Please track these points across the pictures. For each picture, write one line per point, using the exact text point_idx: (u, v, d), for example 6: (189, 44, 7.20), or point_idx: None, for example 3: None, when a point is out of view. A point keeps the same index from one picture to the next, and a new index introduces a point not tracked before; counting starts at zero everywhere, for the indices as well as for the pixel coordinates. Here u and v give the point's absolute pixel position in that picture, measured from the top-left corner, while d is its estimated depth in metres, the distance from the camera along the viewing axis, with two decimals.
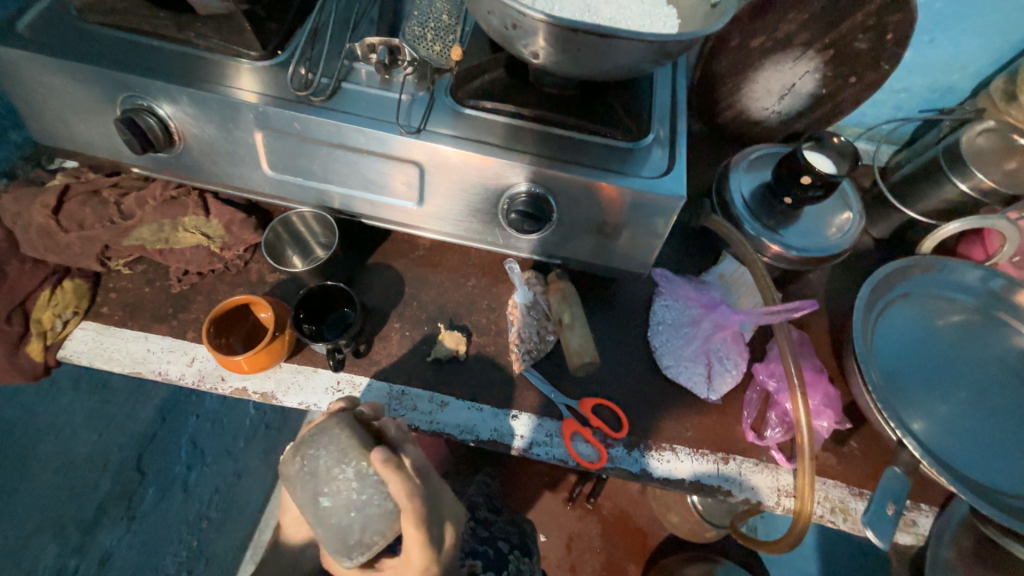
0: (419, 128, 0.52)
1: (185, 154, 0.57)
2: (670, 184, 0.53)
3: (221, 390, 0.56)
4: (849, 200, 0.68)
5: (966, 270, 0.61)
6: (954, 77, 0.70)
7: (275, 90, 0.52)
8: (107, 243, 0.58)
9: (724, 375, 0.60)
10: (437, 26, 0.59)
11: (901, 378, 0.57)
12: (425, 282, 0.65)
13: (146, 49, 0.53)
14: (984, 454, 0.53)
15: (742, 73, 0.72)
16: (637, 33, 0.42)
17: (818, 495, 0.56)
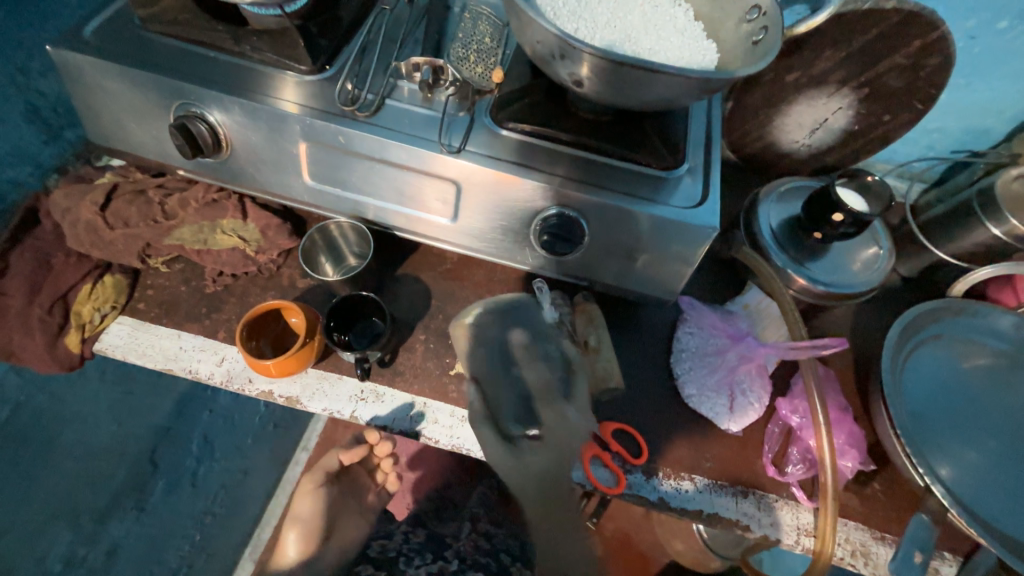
0: (459, 147, 0.54)
1: (230, 160, 0.59)
2: (704, 215, 0.53)
3: (248, 392, 0.57)
4: (878, 237, 0.68)
5: (998, 316, 0.60)
6: (990, 121, 0.70)
7: (322, 105, 0.54)
8: (148, 241, 0.60)
9: (746, 408, 0.59)
10: (479, 48, 0.60)
11: (928, 422, 0.56)
12: (450, 295, 0.66)
13: (203, 59, 0.55)
14: (1014, 506, 0.52)
15: (776, 106, 0.72)
16: (682, 70, 0.43)
17: (839, 537, 0.55)
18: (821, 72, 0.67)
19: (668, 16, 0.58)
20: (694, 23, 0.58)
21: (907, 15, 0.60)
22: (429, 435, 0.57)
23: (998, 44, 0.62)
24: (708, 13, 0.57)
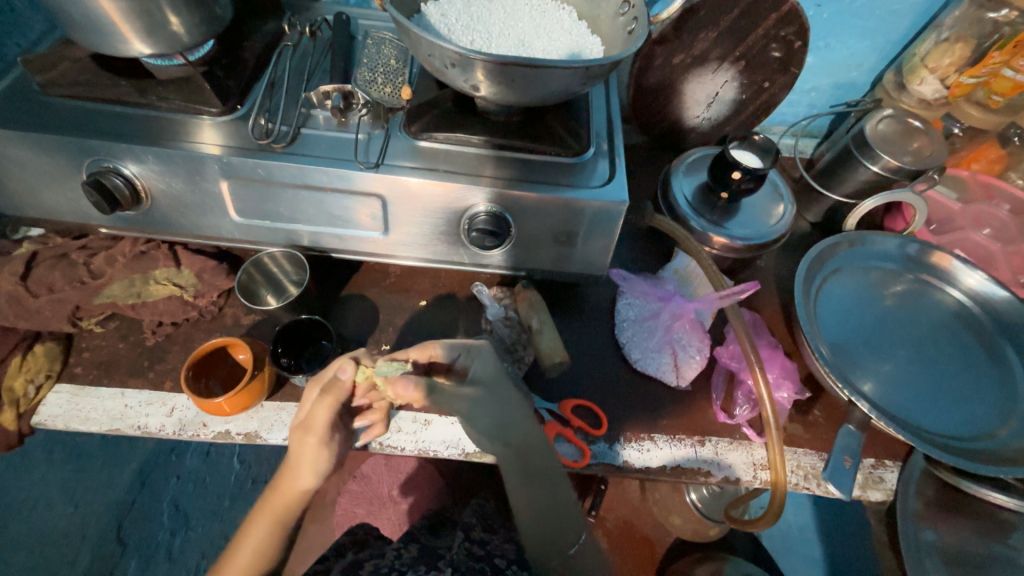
0: (377, 163, 0.56)
1: (153, 210, 0.59)
2: (613, 191, 0.58)
3: (203, 437, 0.57)
4: (780, 189, 0.75)
5: (885, 240, 0.68)
6: (854, 74, 0.79)
7: (238, 141, 0.56)
8: (78, 303, 0.60)
9: (690, 362, 0.64)
10: (386, 70, 0.63)
11: (845, 345, 0.62)
12: (398, 307, 0.67)
13: (111, 114, 0.55)
14: (930, 405, 0.57)
15: (672, 86, 0.79)
16: (563, 63, 0.48)
17: (791, 464, 0.59)
18: (702, 52, 0.74)
19: (554, 18, 0.63)
20: (578, 22, 0.63)
21: None
22: (394, 444, 0.58)
23: (841, 8, 0.71)
24: (588, 12, 0.63)
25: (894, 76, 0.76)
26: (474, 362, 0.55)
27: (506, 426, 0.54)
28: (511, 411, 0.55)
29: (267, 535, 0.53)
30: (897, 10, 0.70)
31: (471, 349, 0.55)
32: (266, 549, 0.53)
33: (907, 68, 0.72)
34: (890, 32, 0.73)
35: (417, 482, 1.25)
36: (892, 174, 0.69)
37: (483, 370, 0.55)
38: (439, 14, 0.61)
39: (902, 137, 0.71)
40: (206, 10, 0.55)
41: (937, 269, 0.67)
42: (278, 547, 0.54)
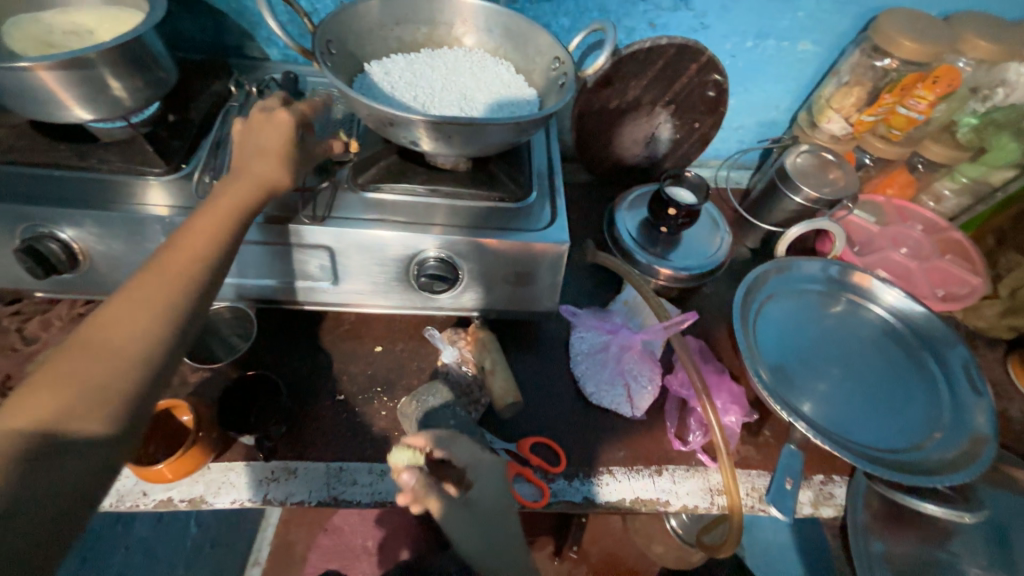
0: (323, 216, 0.57)
1: (92, 272, 0.58)
2: (555, 233, 0.61)
3: (144, 506, 0.54)
4: (716, 220, 0.80)
5: (813, 264, 0.73)
6: (774, 113, 0.87)
7: (181, 201, 0.56)
8: (8, 373, 0.57)
9: (642, 392, 0.66)
10: (333, 125, 0.66)
11: (785, 367, 0.65)
12: (353, 354, 0.67)
13: (47, 179, 0.55)
14: (865, 420, 0.61)
15: (612, 129, 0.84)
16: (495, 120, 0.51)
17: (745, 487, 0.61)
18: (635, 98, 0.80)
19: (493, 73, 0.67)
20: (515, 76, 0.67)
21: (679, 47, 0.74)
22: (351, 498, 0.57)
23: (754, 57, 0.78)
24: (524, 66, 0.68)
25: (807, 116, 0.84)
26: (478, 480, 0.54)
27: (483, 524, 0.53)
28: (495, 509, 0.54)
29: (190, 301, 0.42)
30: (803, 58, 0.78)
31: (480, 464, 0.54)
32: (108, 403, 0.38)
33: (816, 108, 0.80)
34: (800, 77, 0.81)
35: None
36: (813, 204, 0.75)
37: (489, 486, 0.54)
38: (382, 72, 0.64)
39: (819, 170, 0.78)
40: (149, 75, 0.56)
41: (861, 289, 0.72)
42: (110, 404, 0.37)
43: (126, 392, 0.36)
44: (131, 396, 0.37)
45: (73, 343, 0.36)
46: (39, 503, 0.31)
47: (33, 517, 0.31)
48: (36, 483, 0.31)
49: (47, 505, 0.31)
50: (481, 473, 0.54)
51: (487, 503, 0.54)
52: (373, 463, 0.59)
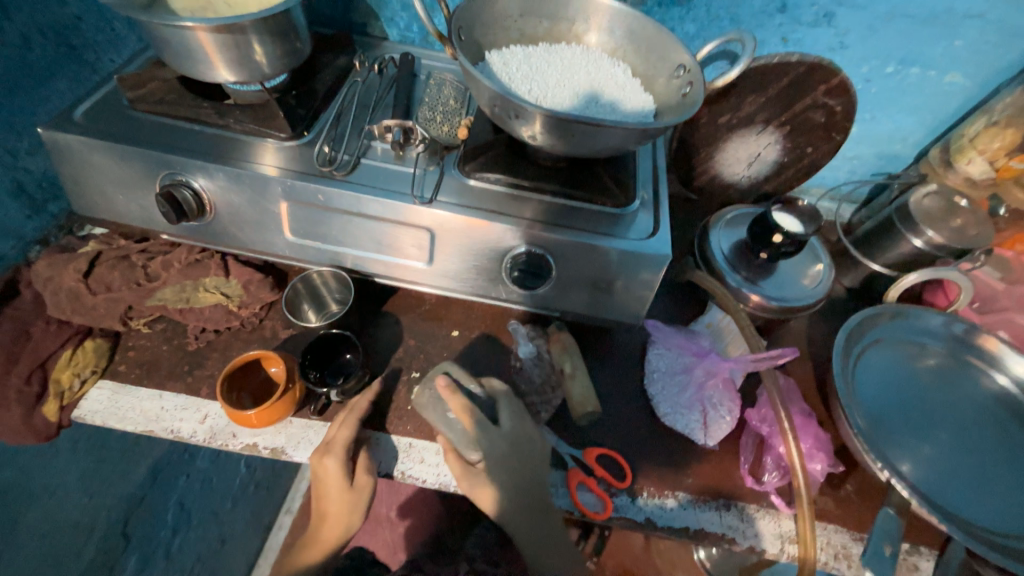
0: (430, 198, 0.58)
1: (214, 222, 0.62)
2: (657, 245, 0.58)
3: (232, 447, 0.57)
4: (818, 253, 0.75)
5: (929, 317, 0.67)
6: (898, 146, 0.80)
7: (300, 166, 0.58)
8: (131, 303, 0.62)
9: (719, 422, 0.63)
10: (445, 110, 0.68)
11: (884, 422, 0.60)
12: (431, 335, 0.68)
13: (189, 133, 0.59)
14: (973, 494, 0.55)
15: (715, 144, 0.81)
16: (621, 123, 0.49)
17: (820, 541, 0.57)
18: (748, 114, 0.77)
19: (609, 74, 0.65)
20: (632, 79, 0.66)
21: (811, 65, 0.70)
22: (416, 475, 0.58)
23: (890, 85, 0.72)
24: (643, 71, 0.66)
25: (940, 153, 0.77)
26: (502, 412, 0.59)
27: (516, 476, 0.55)
28: (521, 457, 0.56)
29: (362, 502, 0.57)
30: (947, 91, 0.72)
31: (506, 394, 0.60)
32: (347, 506, 0.57)
33: (955, 147, 0.74)
34: (938, 111, 0.75)
35: (415, 505, 1.25)
36: (935, 250, 0.69)
37: (500, 434, 0.57)
38: (501, 63, 0.64)
39: (945, 214, 0.71)
40: (290, 44, 0.59)
41: (983, 351, 0.65)
42: (356, 501, 0.57)
43: (350, 519, 0.58)
44: (352, 519, 0.58)
45: (320, 481, 0.56)
46: (340, 519, 0.58)
47: (357, 509, 0.58)
48: (332, 512, 0.58)
49: (362, 505, 0.58)
50: (504, 425, 0.57)
51: (507, 443, 0.56)
52: (387, 434, 0.60)
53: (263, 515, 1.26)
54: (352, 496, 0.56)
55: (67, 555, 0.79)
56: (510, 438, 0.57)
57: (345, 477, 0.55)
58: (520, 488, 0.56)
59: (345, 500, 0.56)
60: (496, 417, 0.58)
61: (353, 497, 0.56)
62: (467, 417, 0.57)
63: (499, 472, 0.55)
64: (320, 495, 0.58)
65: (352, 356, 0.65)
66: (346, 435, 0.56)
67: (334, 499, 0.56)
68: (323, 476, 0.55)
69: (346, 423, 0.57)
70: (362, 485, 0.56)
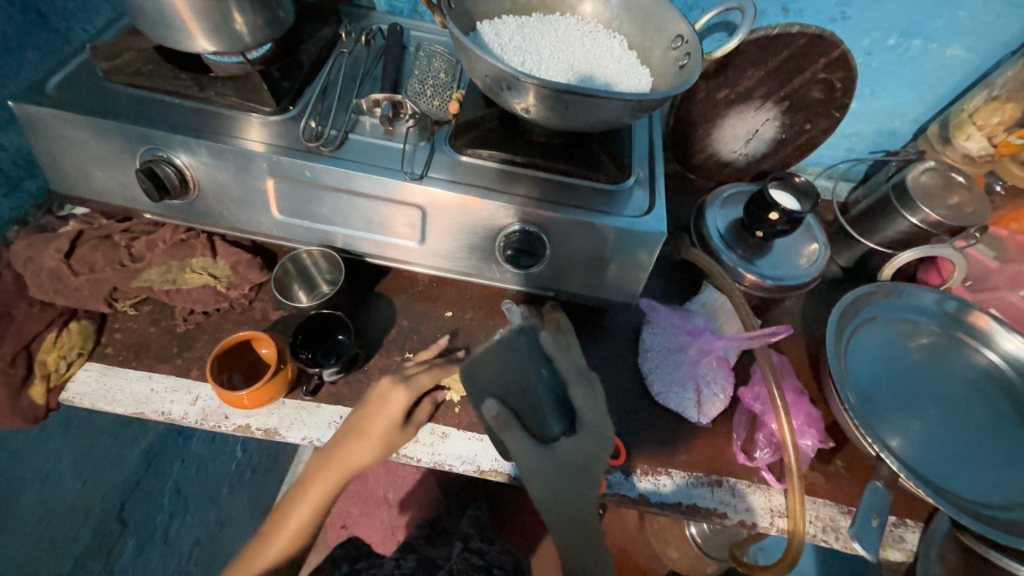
0: (421, 174, 0.56)
1: (199, 200, 0.60)
2: (652, 222, 0.57)
3: (224, 428, 0.57)
4: (813, 231, 0.74)
5: (923, 294, 0.67)
6: (896, 123, 0.79)
7: (285, 142, 0.56)
8: (115, 285, 0.61)
9: (712, 400, 0.63)
10: (435, 83, 0.66)
11: (875, 398, 0.61)
12: (425, 316, 0.68)
13: (169, 106, 0.57)
14: (959, 468, 0.56)
15: (713, 120, 0.79)
16: (616, 95, 0.48)
17: (809, 515, 0.58)
18: (747, 89, 0.75)
19: (605, 45, 0.63)
20: (628, 51, 0.64)
21: (811, 38, 0.68)
22: (410, 455, 0.58)
23: (892, 58, 0.71)
24: (639, 42, 0.64)
25: (938, 130, 0.76)
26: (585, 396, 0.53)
27: (569, 478, 0.53)
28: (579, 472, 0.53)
29: (391, 453, 0.56)
30: (948, 65, 0.71)
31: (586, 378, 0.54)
32: (372, 460, 0.55)
33: (954, 122, 0.73)
34: (937, 86, 0.73)
35: (413, 489, 1.26)
36: (930, 228, 0.68)
37: (588, 424, 0.53)
38: (493, 33, 0.62)
39: (942, 191, 0.71)
40: (272, 13, 0.56)
41: (975, 329, 0.66)
42: (386, 453, 0.56)
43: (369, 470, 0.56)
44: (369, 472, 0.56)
45: (361, 431, 0.54)
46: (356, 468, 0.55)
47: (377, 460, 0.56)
48: (352, 463, 0.55)
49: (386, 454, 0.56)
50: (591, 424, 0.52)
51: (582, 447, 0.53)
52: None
53: (260, 497, 1.27)
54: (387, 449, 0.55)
55: (63, 539, 0.79)
56: (587, 431, 0.52)
57: (399, 424, 0.55)
58: (564, 479, 0.53)
59: (389, 442, 0.55)
60: (580, 402, 0.53)
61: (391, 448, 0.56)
62: (577, 383, 0.53)
63: (558, 465, 0.52)
64: (340, 448, 0.54)
65: (344, 337, 0.64)
66: (412, 393, 0.55)
67: (366, 449, 0.54)
68: (375, 416, 0.54)
69: (416, 385, 0.55)
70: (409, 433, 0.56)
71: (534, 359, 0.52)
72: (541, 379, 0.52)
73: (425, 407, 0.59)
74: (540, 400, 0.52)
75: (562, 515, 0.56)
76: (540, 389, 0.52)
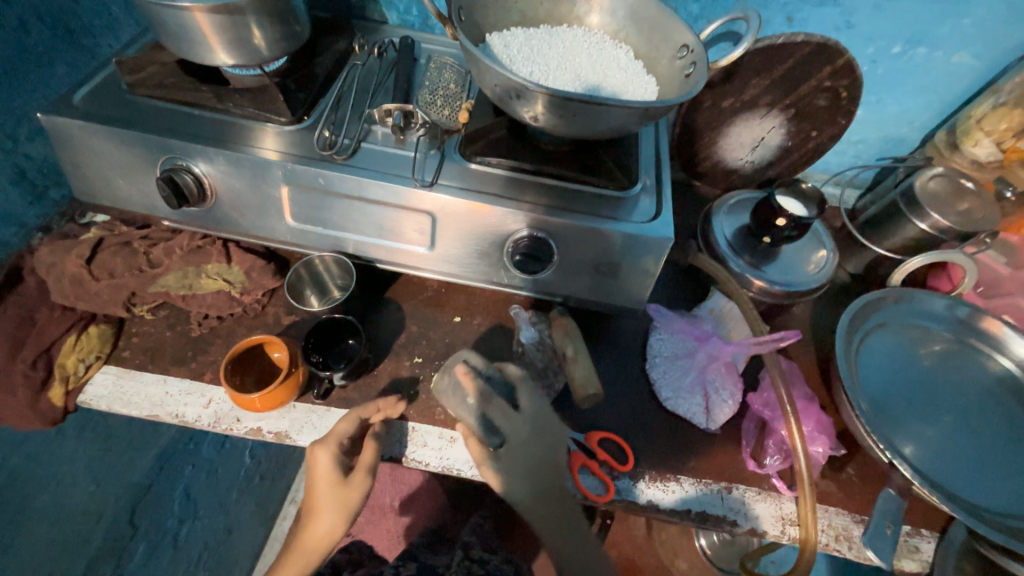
0: (431, 181, 0.58)
1: (216, 208, 0.62)
2: (659, 228, 0.58)
3: (236, 432, 0.58)
4: (821, 238, 0.74)
5: (933, 300, 0.67)
6: (904, 130, 0.80)
7: (300, 150, 0.58)
8: (133, 290, 0.62)
9: (721, 405, 0.63)
10: (445, 94, 0.67)
11: (887, 405, 0.60)
12: (433, 321, 0.68)
13: (189, 117, 0.59)
14: (974, 475, 0.55)
15: (719, 128, 0.80)
16: (623, 102, 0.49)
17: (821, 523, 0.57)
18: (752, 98, 0.76)
19: (611, 56, 0.65)
20: (634, 61, 0.65)
21: (817, 46, 0.69)
22: (419, 459, 0.58)
23: (897, 66, 0.71)
24: (645, 52, 0.65)
25: (946, 136, 0.76)
26: (523, 392, 0.58)
27: (533, 468, 0.56)
28: (541, 452, 0.56)
29: (359, 499, 0.58)
30: (954, 72, 0.71)
31: (524, 380, 0.59)
32: (342, 507, 0.57)
33: (961, 129, 0.73)
34: (943, 93, 0.74)
35: (419, 496, 1.26)
36: (940, 233, 0.68)
37: (525, 419, 0.56)
38: (502, 45, 0.63)
39: (951, 197, 0.71)
40: (289, 27, 0.58)
41: (986, 335, 0.65)
42: (353, 500, 0.57)
43: (344, 519, 0.58)
44: (345, 519, 0.58)
45: (315, 478, 0.57)
46: (336, 518, 0.58)
47: (353, 506, 0.58)
48: (329, 512, 0.57)
49: (359, 500, 0.58)
50: (523, 413, 0.57)
51: (523, 439, 0.55)
52: (393, 420, 0.60)
53: (268, 504, 1.28)
54: (349, 493, 0.57)
55: (75, 541, 0.80)
56: (531, 421, 0.56)
57: (341, 471, 0.56)
58: (529, 472, 0.56)
59: (336, 494, 0.56)
60: (497, 419, 0.56)
61: (351, 497, 0.57)
62: (485, 404, 0.55)
63: (514, 461, 0.55)
64: (313, 496, 0.58)
65: (355, 342, 0.65)
66: (344, 429, 0.55)
67: (326, 495, 0.56)
68: (316, 469, 0.56)
69: (348, 415, 0.56)
70: (359, 481, 0.57)
71: (458, 391, 0.57)
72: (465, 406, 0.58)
73: (368, 448, 0.56)
74: (473, 428, 0.56)
75: (544, 506, 0.57)
76: (467, 419, 0.56)
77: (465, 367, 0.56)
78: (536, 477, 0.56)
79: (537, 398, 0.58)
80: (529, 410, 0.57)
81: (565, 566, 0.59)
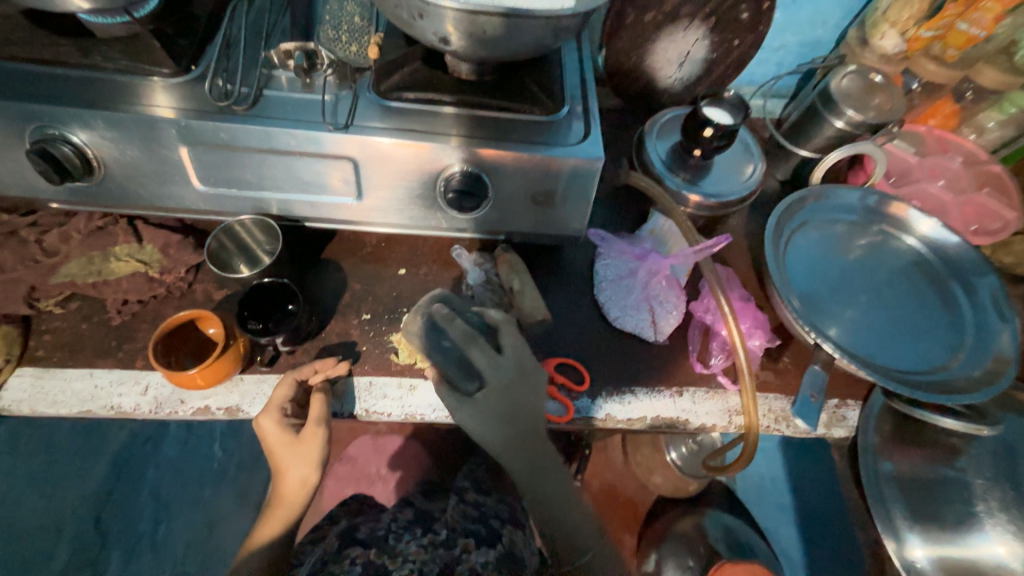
0: (346, 124, 0.54)
1: (108, 180, 0.56)
2: (588, 148, 0.57)
3: (183, 413, 0.55)
4: (752, 147, 0.76)
5: (848, 193, 0.71)
6: (819, 31, 0.81)
7: (194, 104, 0.52)
8: (33, 284, 0.58)
9: (667, 316, 0.66)
10: (350, 29, 0.61)
11: (813, 294, 0.65)
12: (378, 277, 0.66)
13: (50, 77, 0.51)
14: (888, 343, 0.61)
15: (643, 46, 0.79)
16: (536, 13, 0.46)
17: (762, 409, 0.62)
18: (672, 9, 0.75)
19: None
20: None
21: None
22: (381, 411, 0.58)
23: None
24: None
25: (857, 33, 0.78)
26: (504, 334, 0.56)
27: (513, 409, 0.54)
28: (522, 394, 0.55)
29: (319, 453, 0.56)
30: None
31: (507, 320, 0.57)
32: (304, 463, 0.56)
33: (870, 23, 0.76)
34: None
35: (404, 458, 1.28)
36: (854, 128, 0.72)
37: (505, 361, 0.54)
38: None
39: (864, 93, 0.73)
40: None
41: (895, 219, 0.70)
42: (314, 453, 0.56)
43: (311, 473, 0.57)
44: (312, 474, 0.57)
45: (269, 445, 0.56)
46: (305, 474, 0.57)
47: (318, 459, 0.57)
48: (295, 470, 0.57)
49: (324, 453, 0.57)
50: (506, 357, 0.55)
51: (508, 382, 0.54)
52: (350, 376, 0.60)
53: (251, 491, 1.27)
54: (309, 449, 0.56)
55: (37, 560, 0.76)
56: (515, 364, 0.55)
57: (290, 432, 0.55)
58: (508, 414, 0.54)
59: (294, 453, 0.55)
60: (480, 362, 0.54)
61: (309, 453, 0.56)
62: (469, 344, 0.54)
63: (496, 401, 0.54)
64: (276, 462, 0.57)
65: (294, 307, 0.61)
66: (283, 394, 0.55)
67: (285, 456, 0.55)
68: (268, 437, 0.55)
69: (285, 379, 0.56)
70: (311, 437, 0.55)
71: (435, 333, 0.56)
72: (446, 349, 0.56)
73: (316, 403, 0.55)
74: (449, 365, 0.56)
75: (515, 451, 0.56)
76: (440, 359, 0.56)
77: (445, 307, 0.56)
78: (516, 420, 0.55)
79: (519, 340, 0.57)
80: (511, 347, 0.56)
81: (541, 508, 0.60)
